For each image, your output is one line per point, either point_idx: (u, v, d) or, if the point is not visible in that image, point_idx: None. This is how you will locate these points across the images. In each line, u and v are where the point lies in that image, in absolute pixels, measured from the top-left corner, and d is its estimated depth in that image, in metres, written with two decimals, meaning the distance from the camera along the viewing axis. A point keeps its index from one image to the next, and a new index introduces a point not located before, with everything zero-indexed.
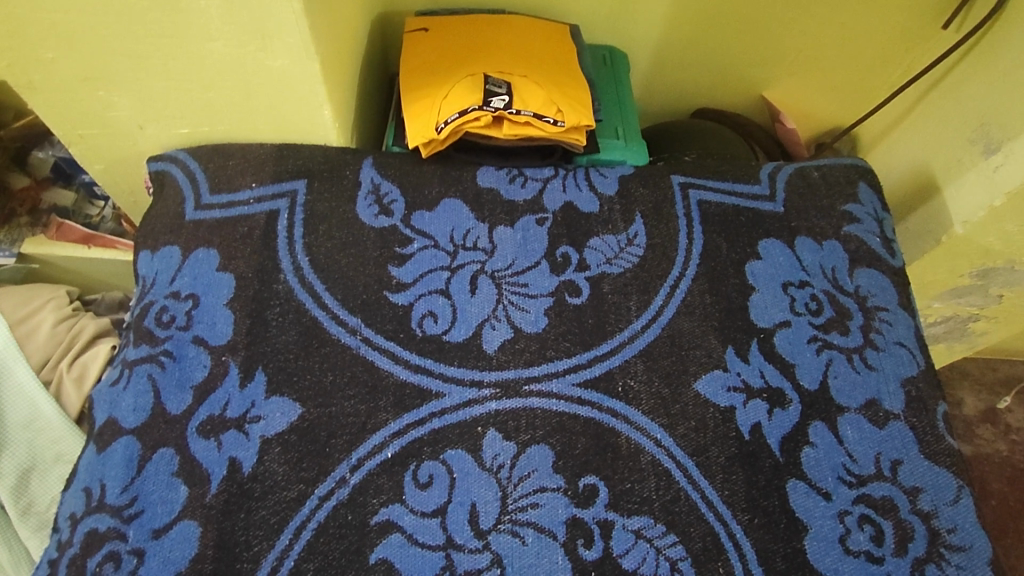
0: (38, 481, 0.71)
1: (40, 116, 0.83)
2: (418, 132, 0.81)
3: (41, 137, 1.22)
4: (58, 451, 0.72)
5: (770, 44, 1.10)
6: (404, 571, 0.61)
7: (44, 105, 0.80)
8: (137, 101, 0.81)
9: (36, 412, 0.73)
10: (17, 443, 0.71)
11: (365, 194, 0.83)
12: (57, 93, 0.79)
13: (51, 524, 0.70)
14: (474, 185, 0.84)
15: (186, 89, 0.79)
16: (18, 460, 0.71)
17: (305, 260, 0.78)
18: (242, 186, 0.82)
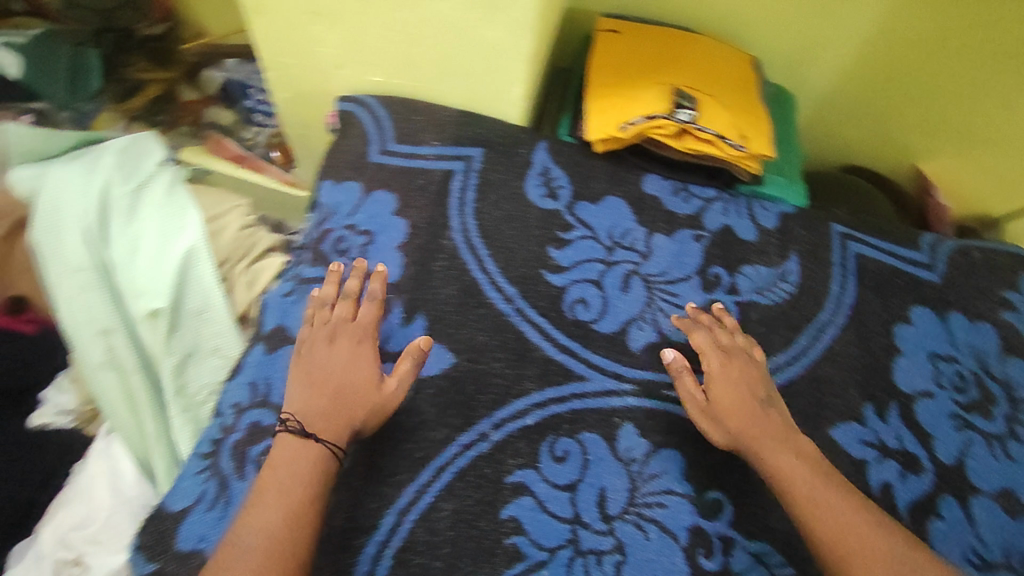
0: (195, 367, 0.77)
1: (254, 37, 0.89)
2: (601, 127, 0.82)
3: (214, 56, 1.31)
4: (217, 345, 0.78)
5: (938, 117, 1.10)
6: (531, 534, 0.64)
7: (266, 28, 0.87)
8: (348, 41, 0.86)
9: (207, 305, 0.78)
10: (190, 329, 0.78)
11: (535, 175, 0.85)
12: (279, 17, 0.84)
13: (196, 410, 0.76)
14: (639, 189, 0.86)
15: (395, 39, 0.83)
16: (185, 343, 0.77)
17: (472, 223, 0.81)
18: (425, 141, 0.86)
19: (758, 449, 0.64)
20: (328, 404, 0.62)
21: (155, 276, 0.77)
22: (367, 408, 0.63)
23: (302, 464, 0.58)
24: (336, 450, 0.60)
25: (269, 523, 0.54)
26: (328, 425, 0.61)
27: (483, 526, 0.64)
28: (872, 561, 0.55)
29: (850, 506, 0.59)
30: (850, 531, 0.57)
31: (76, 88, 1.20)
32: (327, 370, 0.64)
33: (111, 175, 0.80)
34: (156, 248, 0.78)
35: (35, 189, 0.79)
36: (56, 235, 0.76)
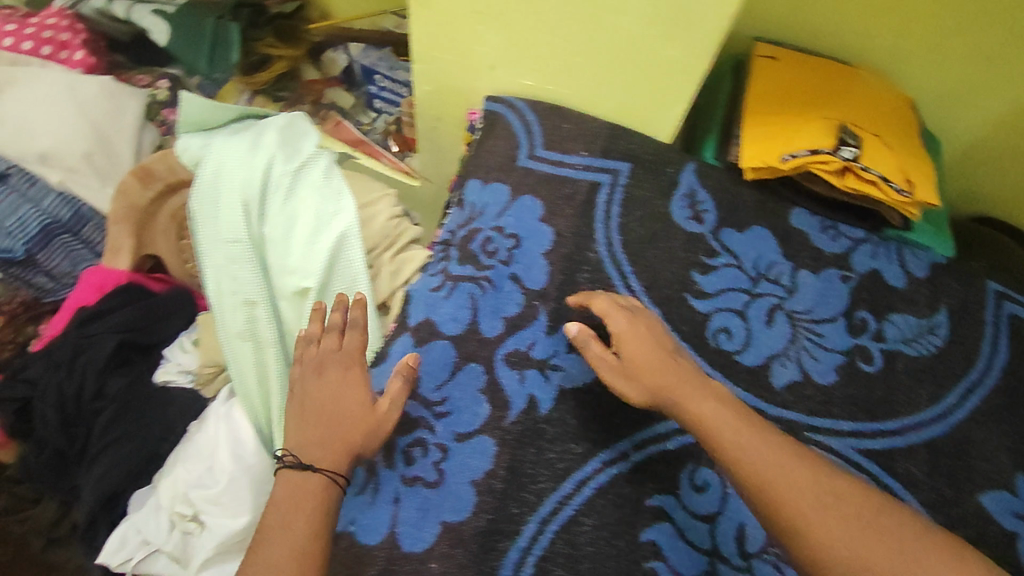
0: None
1: (410, 30, 0.89)
2: (758, 155, 0.81)
3: (338, 38, 1.32)
4: None
5: None
6: (671, 560, 0.64)
7: (426, 22, 0.86)
8: (509, 41, 0.84)
9: (350, 289, 0.79)
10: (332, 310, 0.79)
11: (680, 196, 0.84)
12: (442, 14, 0.84)
13: None
14: (786, 222, 0.84)
15: (559, 47, 0.81)
16: None
17: (617, 238, 0.81)
18: (573, 150, 0.85)
19: (680, 399, 0.61)
20: (323, 435, 0.62)
21: (305, 256, 0.78)
22: (361, 430, 0.63)
23: (303, 498, 0.59)
24: (334, 479, 0.60)
25: (278, 558, 0.55)
26: (326, 454, 0.61)
27: (622, 547, 0.64)
28: (800, 496, 0.54)
29: (769, 444, 0.57)
30: (774, 467, 0.55)
31: (215, 59, 1.21)
32: (320, 404, 0.64)
33: (268, 151, 0.80)
34: (308, 229, 0.79)
35: (199, 158, 0.82)
36: (219, 206, 0.80)
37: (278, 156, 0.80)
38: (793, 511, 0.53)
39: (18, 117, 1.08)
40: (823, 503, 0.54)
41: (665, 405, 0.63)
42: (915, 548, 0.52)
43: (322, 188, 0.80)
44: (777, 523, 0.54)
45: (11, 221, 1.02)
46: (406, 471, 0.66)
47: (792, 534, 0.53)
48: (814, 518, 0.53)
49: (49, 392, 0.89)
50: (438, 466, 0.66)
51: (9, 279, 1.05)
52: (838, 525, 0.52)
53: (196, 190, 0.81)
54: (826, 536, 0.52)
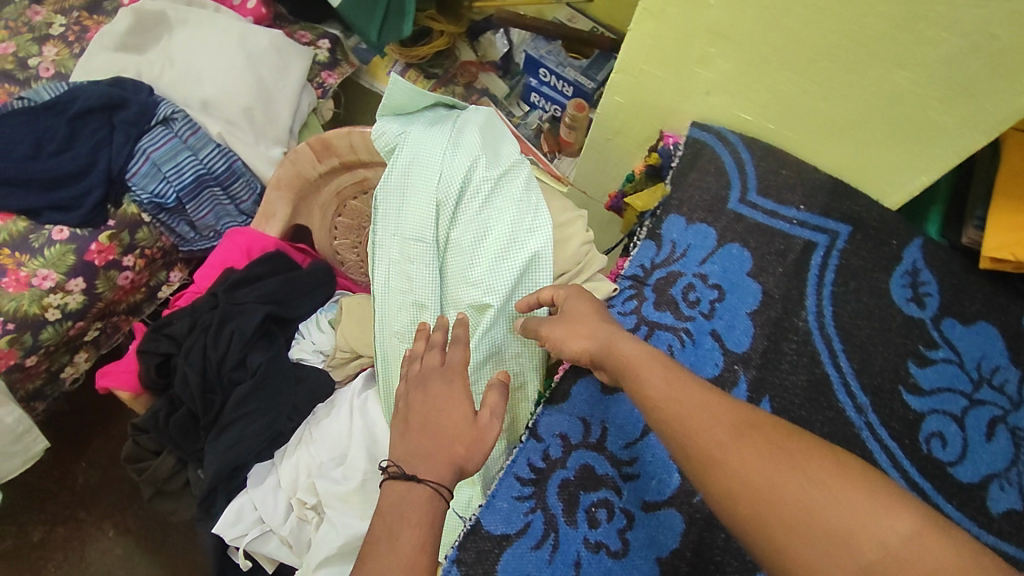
0: (491, 365, 0.72)
1: (626, 40, 0.81)
2: (1005, 244, 0.73)
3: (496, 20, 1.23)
4: (517, 353, 0.73)
5: None
6: None
7: (649, 36, 0.78)
8: (744, 71, 0.76)
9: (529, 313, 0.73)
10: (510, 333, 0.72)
11: (902, 273, 0.77)
12: (675, 31, 0.76)
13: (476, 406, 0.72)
14: (1018, 322, 0.75)
15: (804, 90, 0.74)
16: (490, 343, 0.72)
17: (829, 308, 0.74)
18: (790, 202, 0.79)
19: (613, 350, 0.57)
20: (426, 447, 0.57)
21: (491, 270, 0.73)
22: (465, 443, 0.57)
23: (409, 508, 0.54)
24: (441, 493, 0.54)
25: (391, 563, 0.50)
26: (431, 466, 0.55)
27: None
28: (716, 431, 0.49)
29: (689, 383, 0.53)
30: (699, 405, 0.51)
31: (386, 26, 1.16)
32: (422, 415, 0.59)
33: (467, 152, 0.75)
34: (498, 241, 0.73)
35: (395, 145, 0.79)
36: (409, 200, 0.76)
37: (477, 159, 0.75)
38: (706, 445, 0.48)
39: (191, 61, 1.09)
40: (746, 438, 0.48)
41: (598, 360, 0.59)
42: (799, 461, 0.46)
43: (517, 200, 0.74)
44: (694, 465, 0.49)
45: (170, 167, 1.00)
46: (587, 532, 0.61)
47: (707, 471, 0.48)
48: (730, 451, 0.47)
49: (193, 354, 0.88)
50: (624, 534, 0.61)
51: (154, 224, 1.04)
52: (756, 456, 0.47)
53: (388, 180, 0.78)
54: (742, 468, 0.46)
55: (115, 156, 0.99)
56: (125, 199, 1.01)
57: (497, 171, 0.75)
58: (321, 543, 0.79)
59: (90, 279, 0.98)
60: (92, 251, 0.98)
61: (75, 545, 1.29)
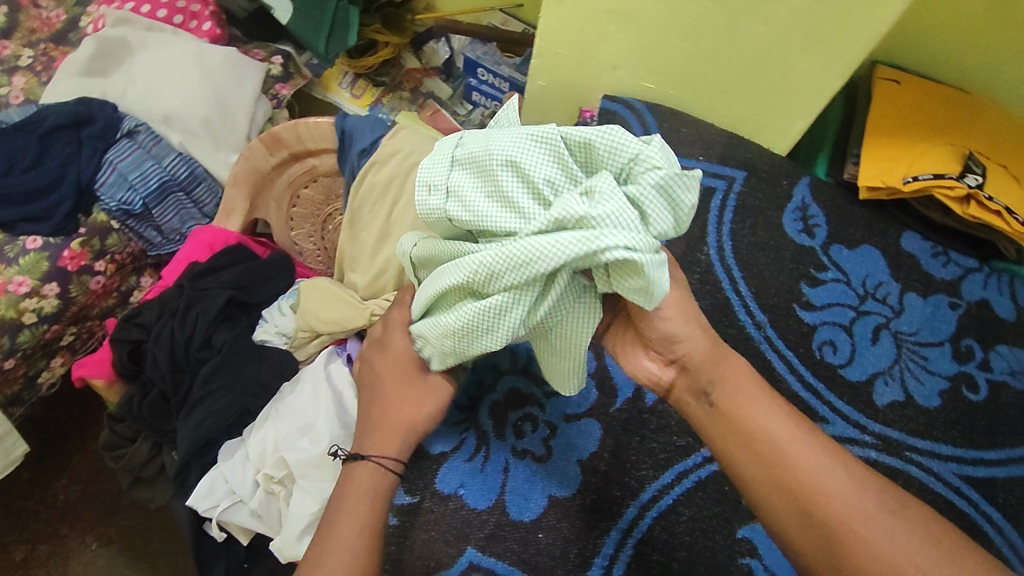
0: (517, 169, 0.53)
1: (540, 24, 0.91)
2: (877, 174, 0.84)
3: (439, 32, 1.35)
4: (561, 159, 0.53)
5: None
6: (768, 563, 0.63)
7: (556, 19, 0.88)
8: (639, 44, 0.87)
9: (583, 145, 0.53)
10: (655, 255, 0.50)
11: (793, 208, 0.86)
12: (577, 14, 0.87)
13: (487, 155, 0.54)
14: (897, 244, 0.85)
15: (691, 54, 0.84)
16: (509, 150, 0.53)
17: (728, 243, 0.83)
18: (690, 155, 0.89)
19: (726, 380, 0.58)
20: (375, 421, 0.65)
21: (574, 212, 0.49)
22: (410, 407, 0.64)
23: (359, 482, 0.61)
24: (385, 467, 0.62)
25: (336, 538, 0.58)
26: (381, 446, 0.63)
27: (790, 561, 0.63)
28: (857, 504, 0.51)
29: (807, 444, 0.55)
30: (832, 472, 0.53)
31: (333, 38, 1.26)
32: (373, 389, 0.66)
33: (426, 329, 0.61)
34: (542, 228, 0.51)
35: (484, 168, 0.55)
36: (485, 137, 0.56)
37: (427, 287, 0.58)
38: (845, 516, 0.50)
39: (152, 81, 1.19)
40: (889, 508, 0.51)
41: (708, 388, 0.59)
42: (935, 533, 0.50)
43: (493, 309, 0.52)
44: (828, 534, 0.50)
45: (135, 175, 1.09)
46: (514, 443, 0.68)
47: (837, 541, 0.50)
48: (870, 524, 0.50)
49: (162, 337, 0.94)
50: (547, 442, 0.68)
51: (123, 231, 1.11)
52: (893, 533, 0.50)
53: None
54: (888, 544, 0.49)
55: (83, 169, 1.07)
56: (94, 208, 1.09)
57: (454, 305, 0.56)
58: (297, 511, 0.84)
59: (63, 284, 1.05)
60: (65, 257, 1.05)
61: (59, 559, 1.33)
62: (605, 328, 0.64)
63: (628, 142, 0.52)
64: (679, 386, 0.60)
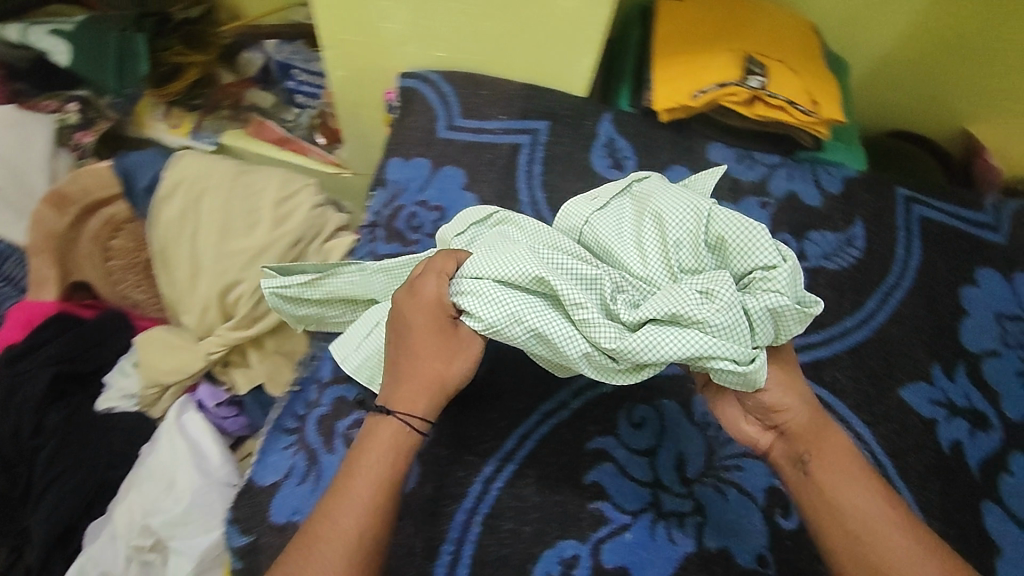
0: (660, 226, 0.61)
1: (314, 15, 0.87)
2: (669, 95, 0.83)
3: (249, 38, 1.28)
4: (697, 238, 0.59)
5: (982, 85, 1.09)
6: (613, 497, 0.65)
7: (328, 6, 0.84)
8: (417, 15, 0.84)
9: (721, 238, 0.59)
10: (754, 363, 0.54)
11: (601, 147, 0.86)
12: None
13: (646, 206, 0.64)
14: (704, 158, 0.86)
15: (467, 14, 0.82)
16: (664, 211, 0.61)
17: (541, 197, 0.82)
18: (492, 116, 0.86)
19: (824, 452, 0.59)
20: (402, 372, 0.60)
21: (694, 310, 0.54)
22: (433, 361, 0.60)
23: (377, 439, 0.58)
24: (409, 425, 0.58)
25: (351, 494, 0.56)
26: (408, 404, 0.59)
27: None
28: None
29: (904, 523, 0.56)
30: (911, 556, 0.54)
31: (125, 73, 1.17)
32: (400, 337, 0.61)
33: (483, 304, 0.57)
34: (663, 307, 0.55)
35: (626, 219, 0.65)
36: (661, 189, 0.64)
37: (519, 272, 0.58)
38: None
39: None
40: None
41: (806, 462, 0.59)
42: None
43: (578, 350, 0.56)
44: None
45: None
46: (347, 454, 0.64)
47: None
48: None
49: None
50: None
51: None
52: None
53: (631, 180, 0.69)
54: None
55: None
56: None
57: (537, 308, 0.57)
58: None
59: None
60: None
61: None
62: (705, 386, 0.64)
63: (771, 256, 0.56)
64: (776, 451, 0.61)
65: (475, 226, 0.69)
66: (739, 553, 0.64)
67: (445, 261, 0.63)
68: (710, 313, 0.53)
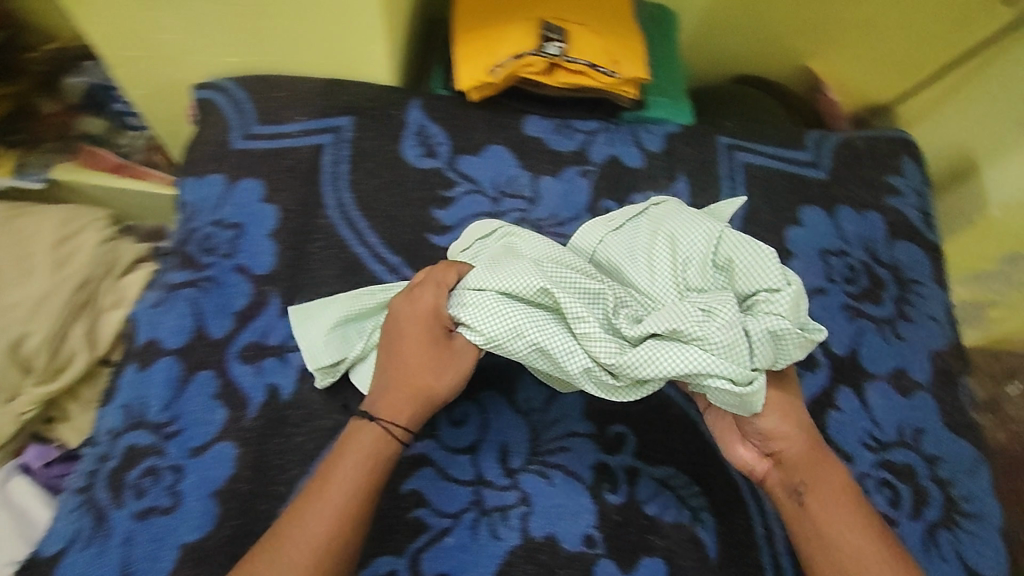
0: (674, 247, 0.62)
1: (88, 34, 0.77)
2: (469, 75, 0.79)
3: (70, 57, 1.05)
4: (703, 259, 0.60)
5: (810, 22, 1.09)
6: (434, 502, 0.64)
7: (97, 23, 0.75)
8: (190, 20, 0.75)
9: (729, 263, 0.59)
10: (755, 382, 0.54)
11: (411, 137, 0.80)
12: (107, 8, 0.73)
13: (660, 227, 0.65)
14: (519, 132, 0.82)
15: (242, 15, 0.73)
16: (679, 232, 0.63)
17: (349, 197, 0.76)
18: (289, 118, 0.80)
19: (817, 484, 0.59)
20: (392, 380, 0.60)
21: (694, 327, 0.54)
22: (422, 373, 0.60)
23: (357, 443, 0.57)
24: (390, 433, 0.58)
25: (329, 496, 0.54)
26: (393, 410, 0.59)
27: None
28: None
29: (881, 538, 0.56)
30: None
31: None
32: (393, 346, 0.61)
33: (487, 314, 0.58)
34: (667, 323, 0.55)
35: (637, 241, 0.66)
36: (675, 213, 0.65)
37: (523, 284, 0.58)
38: None
39: None
40: None
41: (804, 495, 0.59)
42: None
43: (580, 365, 0.56)
44: None
45: None
46: (136, 506, 0.61)
47: None
48: None
49: None
50: (174, 488, 0.62)
51: None
52: None
53: (648, 202, 0.69)
54: None
55: None
56: None
57: (538, 322, 0.57)
58: None
59: None
60: None
61: None
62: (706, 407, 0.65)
63: (777, 279, 0.56)
64: (772, 479, 0.61)
65: (478, 243, 0.69)
66: (566, 539, 0.63)
67: (439, 271, 0.63)
68: (715, 330, 0.53)
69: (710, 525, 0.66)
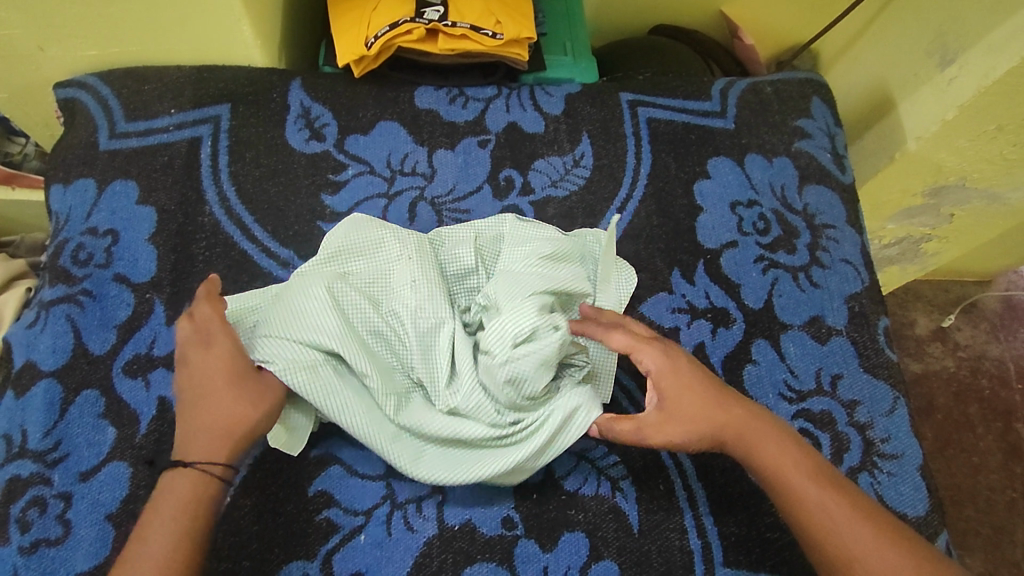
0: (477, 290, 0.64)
1: None
2: (347, 49, 0.76)
3: None
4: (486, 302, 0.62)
5: None
6: (343, 501, 0.61)
7: None
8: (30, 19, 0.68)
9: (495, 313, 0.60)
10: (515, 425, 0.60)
11: (294, 118, 0.76)
12: None
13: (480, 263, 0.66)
14: (412, 107, 0.78)
15: (84, 7, 0.67)
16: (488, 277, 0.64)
17: (231, 190, 0.72)
18: (160, 112, 0.75)
19: (735, 432, 0.58)
20: (191, 419, 0.53)
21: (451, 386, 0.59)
22: (222, 405, 0.54)
23: (174, 493, 0.51)
24: (209, 471, 0.52)
25: (144, 559, 0.48)
26: (199, 449, 0.52)
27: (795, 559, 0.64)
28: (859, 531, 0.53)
29: (807, 458, 0.57)
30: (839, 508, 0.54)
31: None
32: (187, 380, 0.55)
33: (284, 353, 0.57)
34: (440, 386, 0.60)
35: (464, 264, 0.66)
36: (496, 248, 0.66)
37: (308, 338, 0.58)
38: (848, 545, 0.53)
39: None
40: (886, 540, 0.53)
41: (731, 447, 0.59)
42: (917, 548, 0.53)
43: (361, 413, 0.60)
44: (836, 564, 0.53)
45: None
46: (24, 539, 0.58)
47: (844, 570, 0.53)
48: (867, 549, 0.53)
49: None
50: (64, 517, 0.58)
51: None
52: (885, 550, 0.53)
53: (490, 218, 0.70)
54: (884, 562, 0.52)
55: None
56: None
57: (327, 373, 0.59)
58: None
59: None
60: None
61: None
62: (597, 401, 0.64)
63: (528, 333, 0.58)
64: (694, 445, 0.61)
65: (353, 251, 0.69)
66: (484, 523, 0.61)
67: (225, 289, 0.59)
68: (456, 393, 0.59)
69: (631, 494, 0.64)
